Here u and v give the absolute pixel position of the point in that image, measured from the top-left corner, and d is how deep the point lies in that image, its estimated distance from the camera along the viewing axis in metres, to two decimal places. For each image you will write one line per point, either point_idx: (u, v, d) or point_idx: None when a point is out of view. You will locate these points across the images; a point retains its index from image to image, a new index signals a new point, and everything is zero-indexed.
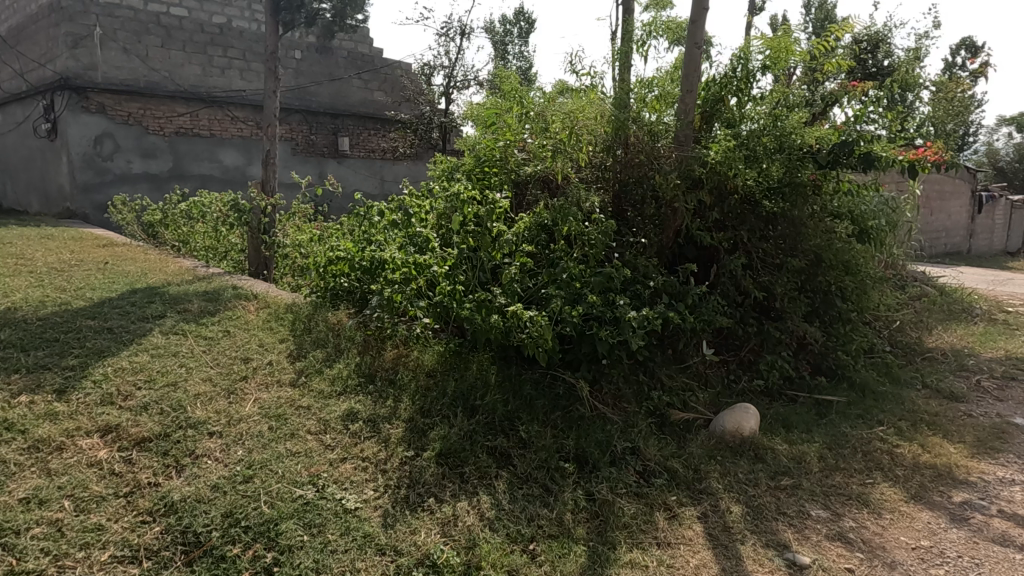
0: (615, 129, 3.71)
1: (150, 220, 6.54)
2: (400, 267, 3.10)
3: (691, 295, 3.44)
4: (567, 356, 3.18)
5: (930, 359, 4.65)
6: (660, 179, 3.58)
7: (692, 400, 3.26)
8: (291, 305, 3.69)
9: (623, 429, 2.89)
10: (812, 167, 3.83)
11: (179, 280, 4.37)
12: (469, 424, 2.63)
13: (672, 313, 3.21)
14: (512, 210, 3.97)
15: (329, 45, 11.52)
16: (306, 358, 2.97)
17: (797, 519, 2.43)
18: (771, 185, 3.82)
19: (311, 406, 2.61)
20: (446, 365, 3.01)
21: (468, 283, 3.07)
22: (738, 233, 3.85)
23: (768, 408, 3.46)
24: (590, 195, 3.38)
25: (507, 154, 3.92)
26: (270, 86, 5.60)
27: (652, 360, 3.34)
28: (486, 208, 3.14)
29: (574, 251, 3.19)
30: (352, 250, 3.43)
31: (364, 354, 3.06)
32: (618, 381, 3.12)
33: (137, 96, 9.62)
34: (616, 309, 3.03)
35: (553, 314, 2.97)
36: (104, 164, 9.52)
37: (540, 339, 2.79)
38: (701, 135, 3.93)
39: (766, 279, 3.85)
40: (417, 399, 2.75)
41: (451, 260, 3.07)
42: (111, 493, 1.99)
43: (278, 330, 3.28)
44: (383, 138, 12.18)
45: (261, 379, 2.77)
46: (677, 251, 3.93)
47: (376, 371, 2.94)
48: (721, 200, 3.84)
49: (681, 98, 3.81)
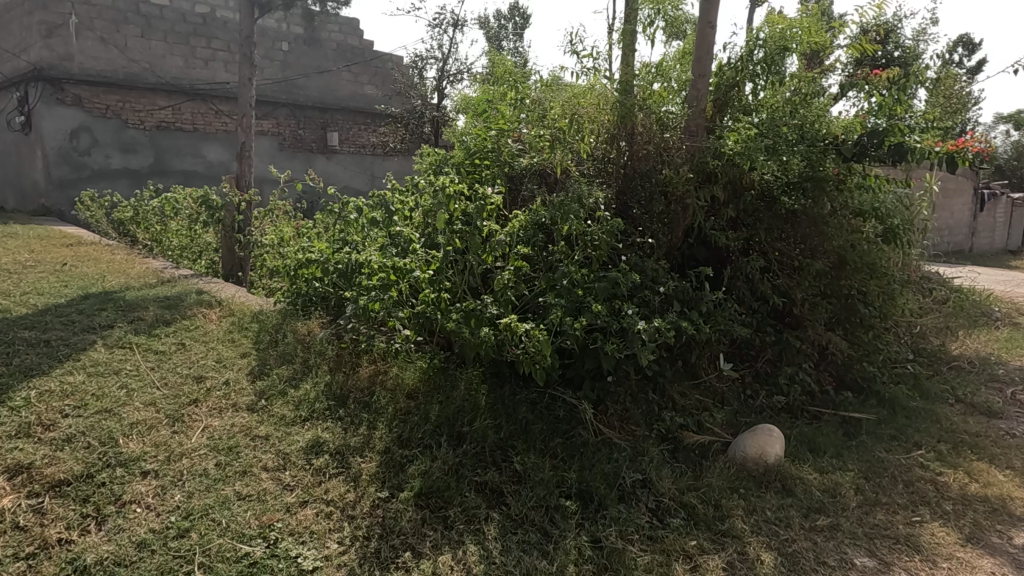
0: (619, 117, 3.36)
1: (120, 218, 6.13)
2: (378, 271, 2.71)
3: (706, 302, 3.07)
4: (567, 372, 2.82)
5: (957, 368, 4.30)
6: (669, 172, 3.22)
7: (708, 421, 2.89)
8: (258, 313, 3.30)
9: (632, 457, 2.53)
10: (834, 160, 3.49)
11: (141, 284, 3.97)
12: (454, 456, 2.26)
13: (686, 323, 2.84)
14: (505, 207, 3.58)
15: (317, 37, 11.20)
16: (268, 377, 2.59)
17: (840, 570, 2.07)
18: (789, 179, 3.46)
19: (270, 436, 2.23)
20: (429, 384, 2.63)
21: (455, 289, 2.70)
22: (755, 233, 3.49)
23: (791, 428, 3.10)
24: (592, 191, 3.03)
25: (502, 145, 3.54)
26: (245, 74, 5.20)
27: (662, 376, 2.98)
28: (476, 204, 2.73)
29: (575, 254, 2.83)
30: (326, 252, 3.03)
31: (336, 372, 2.68)
32: (624, 401, 2.76)
33: (115, 88, 9.21)
34: (622, 319, 2.66)
35: (553, 325, 2.60)
36: (80, 159, 9.09)
37: (539, 355, 2.42)
38: (714, 126, 3.58)
39: (785, 283, 3.49)
40: (395, 426, 2.38)
41: (435, 264, 2.66)
42: (9, 556, 1.61)
43: (241, 342, 2.90)
44: (373, 132, 11.75)
45: (214, 403, 2.39)
46: (687, 253, 3.57)
47: (348, 392, 2.56)
48: (736, 196, 3.48)
49: (693, 82, 3.46)
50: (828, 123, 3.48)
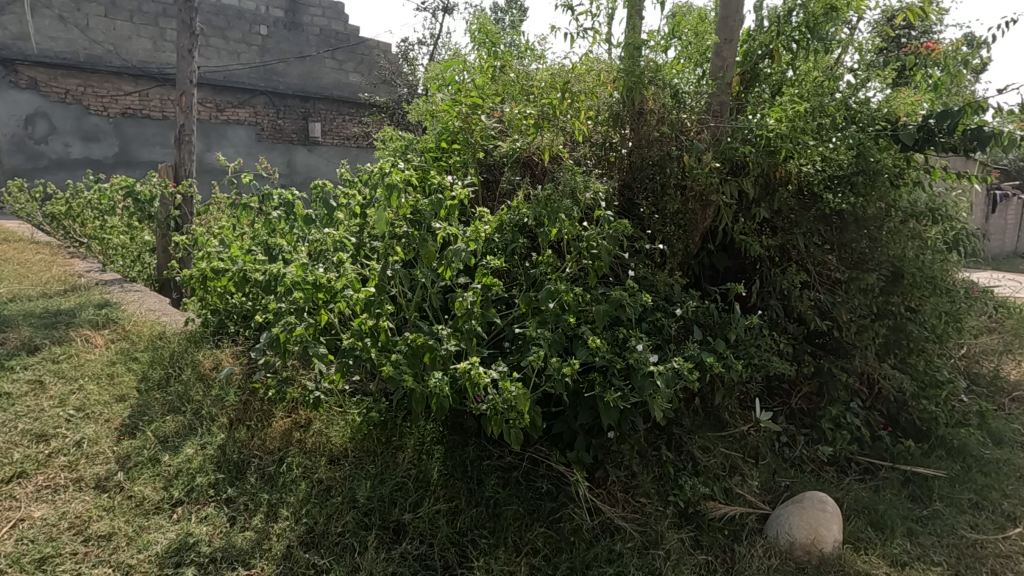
0: (627, 89, 2.64)
1: (52, 212, 5.38)
2: (296, 289, 2.00)
3: (735, 327, 2.38)
4: (553, 425, 2.11)
5: (1021, 400, 3.59)
6: (689, 159, 2.50)
7: (738, 487, 2.21)
8: (161, 334, 2.57)
9: (643, 549, 1.83)
10: (891, 148, 2.78)
11: (38, 294, 3.24)
12: (386, 564, 1.55)
13: (711, 359, 2.15)
14: (480, 203, 2.85)
15: (298, 20, 10.39)
16: (140, 435, 1.88)
17: None
18: (836, 171, 2.76)
19: (118, 534, 1.52)
20: (364, 444, 1.92)
21: (403, 315, 1.99)
22: (791, 239, 2.79)
23: (844, 492, 2.41)
24: (590, 182, 2.32)
25: (472, 122, 2.82)
26: (183, 44, 4.47)
27: (678, 425, 2.29)
28: (431, 198, 2.00)
29: (564, 267, 2.13)
30: (239, 258, 2.31)
31: (237, 427, 1.96)
32: (629, 464, 2.07)
33: (75, 71, 8.38)
34: (628, 356, 1.97)
35: (534, 367, 1.90)
36: (36, 148, 8.29)
37: (512, 414, 1.72)
38: (742, 103, 2.89)
39: (827, 302, 2.79)
40: (307, 513, 1.68)
41: (374, 280, 1.94)
42: None
43: (121, 379, 2.18)
44: (358, 124, 11.14)
45: (48, 479, 1.68)
46: (705, 263, 2.87)
47: (249, 458, 1.85)
48: (767, 193, 2.78)
49: (717, 50, 2.80)
50: (890, 99, 2.81)
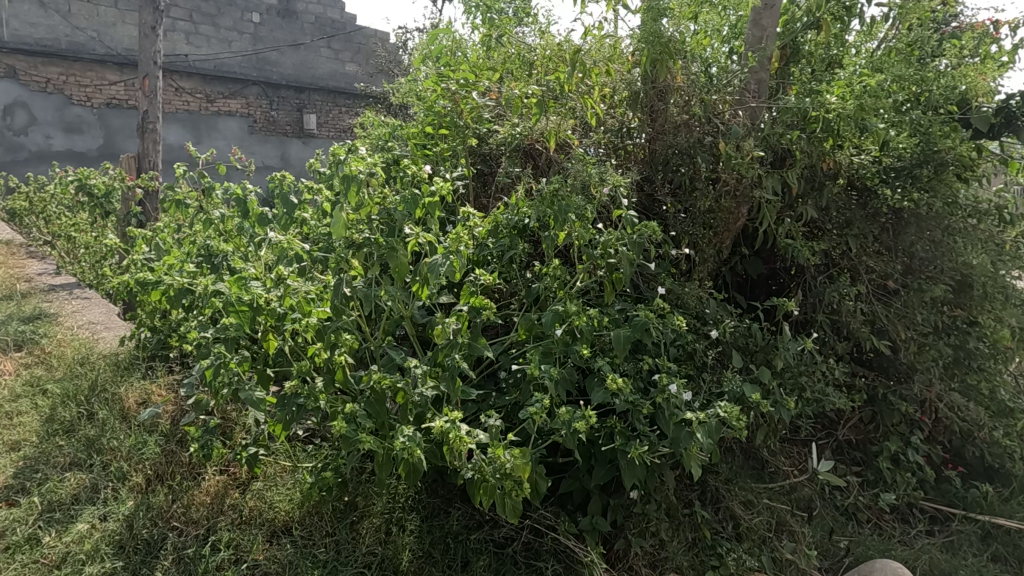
0: (649, 63, 2.16)
1: (14, 208, 4.94)
2: (230, 311, 1.57)
3: (782, 353, 1.93)
4: (560, 479, 1.69)
5: None
6: (727, 148, 2.04)
7: (790, 553, 1.77)
8: (87, 355, 2.14)
9: None
10: (963, 135, 2.30)
11: None
12: None
13: (759, 397, 1.71)
14: (474, 200, 2.42)
15: (292, 6, 9.89)
16: (25, 504, 1.46)
17: None
18: (898, 162, 2.29)
19: None
20: (315, 511, 1.51)
21: (367, 344, 1.56)
22: (842, 243, 2.34)
23: (916, 554, 1.97)
24: (607, 174, 1.86)
25: (462, 101, 2.40)
26: (147, 21, 4.03)
27: (714, 474, 1.86)
28: (405, 196, 1.57)
29: (574, 280, 1.68)
30: (172, 268, 1.87)
31: (155, 491, 1.55)
32: (656, 529, 1.64)
33: (56, 59, 7.71)
34: (657, 398, 1.53)
35: (536, 415, 1.45)
36: (15, 140, 7.62)
37: (507, 483, 1.29)
38: (783, 83, 2.43)
39: (886, 319, 2.34)
40: None
41: (329, 300, 1.50)
42: None
43: (21, 421, 1.75)
44: (354, 115, 10.63)
45: None
46: (738, 270, 2.43)
47: (163, 533, 1.44)
48: (814, 187, 2.32)
49: (755, 16, 2.31)
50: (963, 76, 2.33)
